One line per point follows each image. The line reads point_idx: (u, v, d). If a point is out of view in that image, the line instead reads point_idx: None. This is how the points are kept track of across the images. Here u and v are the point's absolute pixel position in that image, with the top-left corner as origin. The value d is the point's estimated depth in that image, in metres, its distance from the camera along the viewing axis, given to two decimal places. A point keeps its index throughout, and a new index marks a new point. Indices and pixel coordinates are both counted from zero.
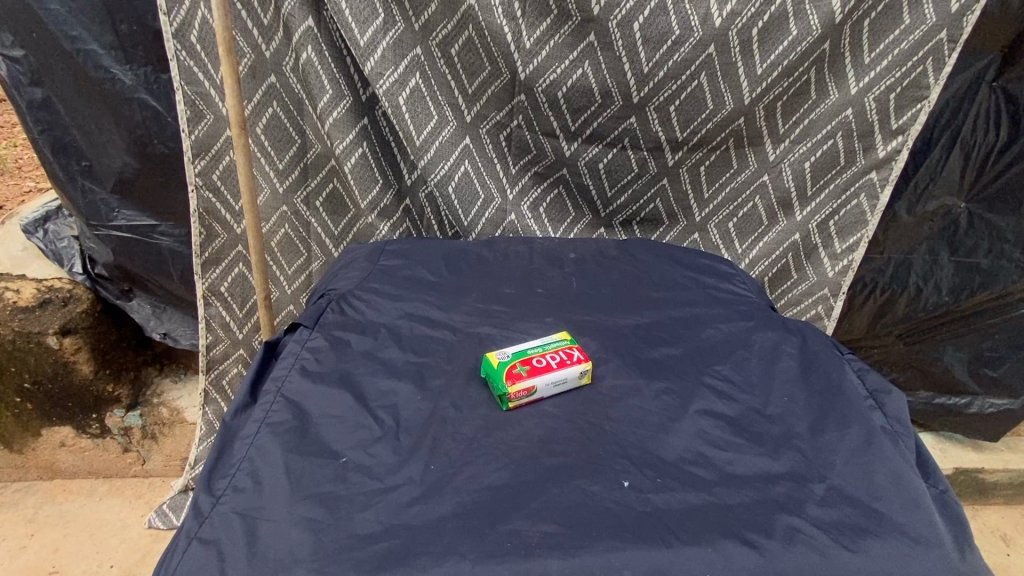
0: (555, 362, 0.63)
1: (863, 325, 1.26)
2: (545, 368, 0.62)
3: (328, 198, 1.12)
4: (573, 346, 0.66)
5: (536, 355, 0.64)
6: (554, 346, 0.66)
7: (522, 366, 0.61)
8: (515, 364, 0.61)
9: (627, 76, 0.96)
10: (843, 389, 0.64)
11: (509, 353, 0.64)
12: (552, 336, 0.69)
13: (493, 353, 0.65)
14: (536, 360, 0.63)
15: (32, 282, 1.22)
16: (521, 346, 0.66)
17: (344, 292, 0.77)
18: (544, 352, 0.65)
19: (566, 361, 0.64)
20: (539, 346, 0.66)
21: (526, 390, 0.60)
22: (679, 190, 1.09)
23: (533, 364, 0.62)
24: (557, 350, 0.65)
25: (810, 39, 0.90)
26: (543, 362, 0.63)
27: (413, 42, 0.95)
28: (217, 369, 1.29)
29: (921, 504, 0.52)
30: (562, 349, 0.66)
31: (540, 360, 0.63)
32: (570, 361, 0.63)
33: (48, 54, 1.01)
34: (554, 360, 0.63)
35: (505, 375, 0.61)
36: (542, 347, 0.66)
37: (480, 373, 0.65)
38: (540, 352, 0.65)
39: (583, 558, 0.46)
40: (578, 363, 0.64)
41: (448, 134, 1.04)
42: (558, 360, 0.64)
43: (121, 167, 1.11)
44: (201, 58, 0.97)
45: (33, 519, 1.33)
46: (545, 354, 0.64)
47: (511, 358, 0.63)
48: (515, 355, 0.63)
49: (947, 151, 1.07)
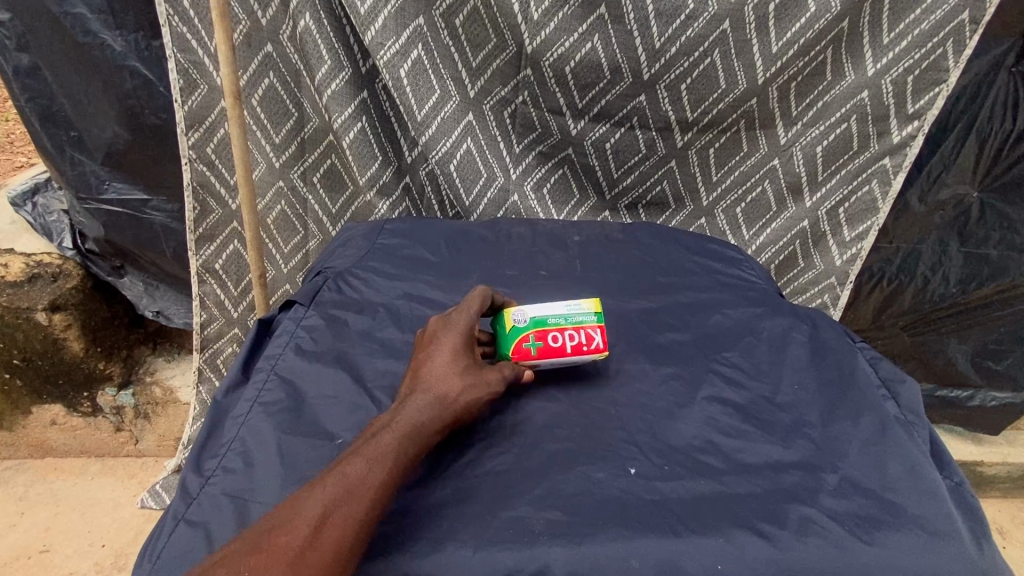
0: (570, 346, 0.58)
1: (869, 314, 1.24)
2: (556, 352, 0.58)
3: (325, 175, 1.09)
4: (599, 325, 0.59)
5: (553, 330, 0.58)
6: (578, 320, 0.59)
7: (533, 344, 0.57)
8: (526, 339, 0.57)
9: (638, 51, 0.92)
10: (857, 378, 0.62)
11: (529, 317, 0.58)
12: (584, 300, 0.59)
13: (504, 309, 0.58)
14: (552, 337, 0.58)
15: (20, 257, 1.18)
16: (541, 310, 0.58)
17: (340, 270, 0.74)
18: (566, 326, 0.58)
19: (583, 347, 0.58)
20: (561, 316, 0.58)
21: (527, 368, 0.58)
22: (687, 174, 1.06)
23: (542, 346, 0.57)
24: (579, 328, 0.58)
25: (829, 16, 0.86)
26: (557, 343, 0.58)
27: (415, 12, 0.92)
28: (210, 348, 1.26)
29: (938, 496, 0.50)
30: (585, 329, 0.58)
31: (554, 340, 0.58)
32: (585, 350, 0.58)
33: (35, 17, 0.97)
34: (570, 343, 0.58)
35: (508, 348, 0.58)
36: (564, 318, 0.58)
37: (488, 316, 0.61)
38: (558, 327, 0.58)
39: (589, 548, 0.44)
40: (593, 352, 0.59)
41: (450, 110, 1.00)
42: (573, 345, 0.58)
43: (111, 138, 1.08)
44: (194, 25, 0.93)
45: (24, 497, 1.31)
46: (563, 331, 0.58)
47: (523, 329, 0.58)
48: (534, 323, 0.58)
49: (963, 138, 1.04)
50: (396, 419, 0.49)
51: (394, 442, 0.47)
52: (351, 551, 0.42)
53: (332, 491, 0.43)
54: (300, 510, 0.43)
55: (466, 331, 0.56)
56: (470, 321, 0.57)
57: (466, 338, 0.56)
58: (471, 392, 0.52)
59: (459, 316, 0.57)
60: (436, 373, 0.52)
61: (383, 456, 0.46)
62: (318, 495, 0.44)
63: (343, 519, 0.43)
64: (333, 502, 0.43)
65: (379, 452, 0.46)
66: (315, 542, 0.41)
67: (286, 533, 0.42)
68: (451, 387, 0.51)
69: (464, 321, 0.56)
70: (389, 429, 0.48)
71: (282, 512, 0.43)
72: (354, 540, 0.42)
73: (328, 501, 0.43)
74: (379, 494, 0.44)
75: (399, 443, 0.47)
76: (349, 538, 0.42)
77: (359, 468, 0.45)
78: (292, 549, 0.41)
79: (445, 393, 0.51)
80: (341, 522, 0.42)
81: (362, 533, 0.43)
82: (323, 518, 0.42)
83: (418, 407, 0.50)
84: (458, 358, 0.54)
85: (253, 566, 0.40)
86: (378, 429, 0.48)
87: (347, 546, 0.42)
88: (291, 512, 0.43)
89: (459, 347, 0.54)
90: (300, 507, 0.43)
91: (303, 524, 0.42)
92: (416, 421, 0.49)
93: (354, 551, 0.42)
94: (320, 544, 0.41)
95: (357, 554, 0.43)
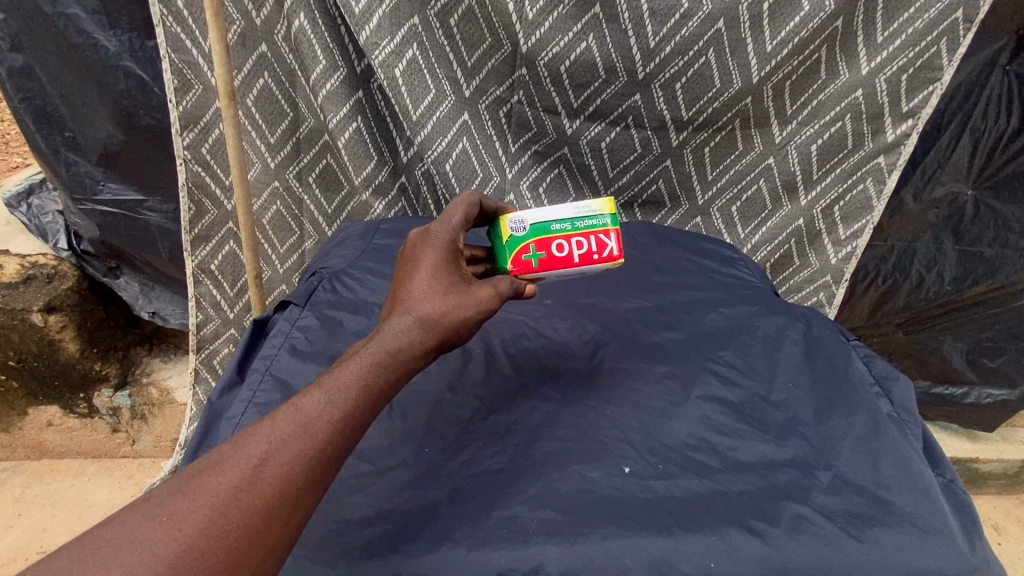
0: (569, 253, 0.63)
1: (864, 312, 1.25)
2: (555, 260, 0.63)
3: (321, 174, 1.09)
4: (597, 233, 0.64)
5: (551, 240, 0.63)
6: (585, 226, 0.64)
7: (534, 254, 0.63)
8: (528, 250, 0.63)
9: (633, 50, 0.92)
10: (850, 376, 0.62)
11: (529, 227, 0.63)
12: (587, 206, 0.64)
13: (510, 218, 0.63)
14: (552, 245, 0.63)
15: (15, 258, 1.17)
16: (547, 216, 0.63)
17: (336, 270, 0.74)
18: (565, 235, 0.63)
19: (582, 254, 0.64)
20: (568, 222, 0.63)
21: (529, 277, 0.64)
22: (683, 172, 1.06)
23: (550, 253, 0.63)
24: (586, 234, 0.64)
25: (822, 15, 0.87)
26: (557, 251, 0.63)
27: (410, 11, 0.91)
28: (207, 349, 1.26)
29: (930, 493, 0.51)
30: (593, 235, 0.64)
31: (561, 247, 0.63)
32: (584, 257, 0.64)
33: (28, 18, 0.96)
34: (570, 252, 0.63)
35: (517, 257, 0.63)
36: (571, 224, 0.63)
37: (493, 224, 0.66)
38: (565, 234, 0.63)
39: (582, 546, 0.44)
40: (594, 258, 0.64)
41: (446, 109, 1.00)
42: (582, 251, 0.64)
43: (106, 138, 1.07)
44: (188, 24, 0.93)
45: (20, 499, 1.31)
46: (570, 238, 0.63)
47: (530, 237, 0.63)
48: (534, 233, 0.63)
49: (957, 136, 1.05)
50: (369, 344, 0.48)
51: (357, 371, 0.45)
52: (303, 481, 0.41)
53: (287, 419, 0.42)
54: (253, 437, 0.42)
55: (446, 253, 0.55)
56: (452, 237, 0.57)
57: (448, 254, 0.56)
58: (447, 316, 0.51)
59: (441, 233, 0.57)
60: (412, 298, 0.51)
61: (343, 386, 0.44)
62: (273, 422, 0.42)
63: (295, 447, 0.41)
64: (295, 432, 0.42)
65: (340, 382, 0.45)
66: (265, 467, 0.40)
67: (235, 459, 0.41)
68: (431, 307, 0.51)
69: (444, 238, 0.56)
70: (355, 358, 0.46)
71: (236, 438, 0.42)
72: (307, 470, 0.41)
73: (290, 430, 0.42)
74: (335, 426, 0.43)
75: (363, 372, 0.45)
76: (301, 467, 0.41)
77: (318, 398, 0.44)
78: (248, 481, 0.40)
79: (419, 316, 0.50)
80: (292, 451, 0.41)
81: (316, 464, 0.42)
82: (275, 445, 0.41)
83: (388, 334, 0.48)
84: (436, 282, 0.53)
85: (199, 489, 0.39)
86: (349, 357, 0.47)
87: (298, 474, 0.41)
88: (245, 437, 0.42)
89: (440, 266, 0.54)
90: (254, 433, 0.42)
91: (254, 450, 0.41)
92: (391, 346, 0.47)
93: (307, 481, 0.41)
94: (270, 471, 0.40)
95: (310, 486, 0.41)
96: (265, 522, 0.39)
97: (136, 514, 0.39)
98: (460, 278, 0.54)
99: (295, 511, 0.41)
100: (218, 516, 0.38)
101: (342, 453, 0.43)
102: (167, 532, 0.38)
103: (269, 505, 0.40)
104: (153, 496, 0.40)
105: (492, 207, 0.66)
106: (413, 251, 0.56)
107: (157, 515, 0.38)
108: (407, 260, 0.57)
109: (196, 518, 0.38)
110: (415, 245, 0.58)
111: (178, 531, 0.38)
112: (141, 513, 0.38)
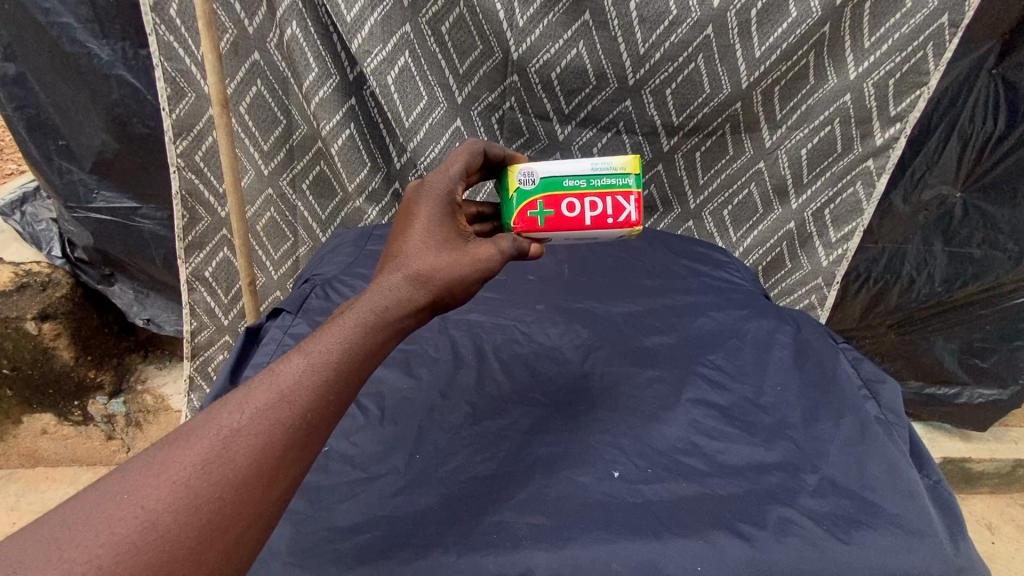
0: (581, 215, 0.61)
1: (856, 314, 1.26)
2: (562, 220, 0.61)
3: (315, 181, 1.09)
4: (613, 194, 0.61)
5: (561, 198, 0.61)
6: (601, 185, 0.61)
7: (542, 210, 0.61)
8: (536, 205, 0.61)
9: (622, 57, 0.93)
10: (838, 379, 0.63)
11: (539, 181, 0.61)
12: (606, 164, 0.61)
13: (521, 169, 0.61)
14: (562, 203, 0.61)
15: (9, 266, 1.18)
16: (560, 172, 0.61)
17: (328, 277, 0.75)
18: (577, 193, 0.61)
19: (594, 216, 0.61)
20: (583, 180, 0.61)
21: (535, 237, 0.63)
22: (674, 177, 1.07)
23: (559, 212, 0.61)
24: (601, 195, 0.61)
25: (809, 22, 0.87)
26: (566, 211, 0.61)
27: (402, 19, 0.92)
28: (202, 355, 1.27)
29: (915, 494, 0.51)
30: (609, 196, 0.61)
31: (572, 207, 0.61)
32: (597, 220, 0.61)
33: (21, 27, 0.97)
34: (581, 213, 0.61)
35: (523, 212, 0.61)
36: (586, 183, 0.61)
37: (502, 174, 0.64)
38: (579, 192, 0.61)
39: (571, 551, 0.44)
40: (607, 223, 0.62)
41: (438, 116, 1.01)
42: (594, 213, 0.61)
43: (99, 146, 1.08)
44: (180, 33, 0.93)
45: (15, 507, 1.31)
46: (583, 197, 0.61)
47: (540, 192, 0.61)
48: (544, 188, 0.61)
49: (945, 139, 1.06)
50: (355, 307, 0.48)
51: (338, 336, 0.45)
52: (279, 449, 0.40)
53: (266, 387, 0.42)
54: (225, 408, 0.41)
55: (432, 216, 0.55)
56: (448, 193, 0.57)
57: (444, 213, 0.56)
58: (431, 279, 0.51)
59: (429, 195, 0.57)
60: (396, 263, 0.51)
61: (321, 352, 0.44)
62: (248, 392, 0.42)
63: (271, 415, 0.41)
64: (274, 398, 0.41)
65: (317, 348, 0.44)
66: (240, 437, 0.39)
67: (206, 431, 0.40)
68: (422, 266, 0.51)
69: (432, 202, 0.56)
70: (334, 325, 0.46)
71: (208, 410, 0.41)
72: (284, 439, 0.40)
73: (269, 397, 0.41)
74: (313, 392, 0.42)
75: (343, 337, 0.45)
76: (277, 436, 0.40)
77: (294, 365, 0.43)
78: (222, 451, 0.39)
79: (403, 279, 0.50)
80: (269, 419, 0.41)
81: (293, 432, 0.41)
82: (249, 414, 0.40)
83: (370, 298, 0.48)
84: (420, 245, 0.53)
85: (166, 463, 0.38)
86: (333, 320, 0.47)
87: (274, 443, 0.40)
88: (218, 408, 0.41)
89: (433, 225, 0.55)
90: (228, 404, 0.41)
91: (227, 421, 0.40)
92: (376, 307, 0.47)
93: (283, 450, 0.40)
94: (244, 440, 0.39)
95: (287, 456, 0.40)
96: (239, 494, 0.38)
97: (96, 493, 0.37)
98: (446, 241, 0.54)
99: (272, 482, 0.39)
100: (187, 490, 0.37)
101: (322, 421, 0.42)
102: (128, 509, 0.36)
103: (243, 477, 0.38)
104: (114, 475, 0.38)
105: (501, 155, 0.66)
106: (408, 210, 0.57)
107: (119, 492, 0.37)
108: (394, 227, 0.57)
109: (162, 492, 0.37)
110: (401, 212, 0.58)
111: (141, 508, 0.36)
112: (101, 493, 0.37)
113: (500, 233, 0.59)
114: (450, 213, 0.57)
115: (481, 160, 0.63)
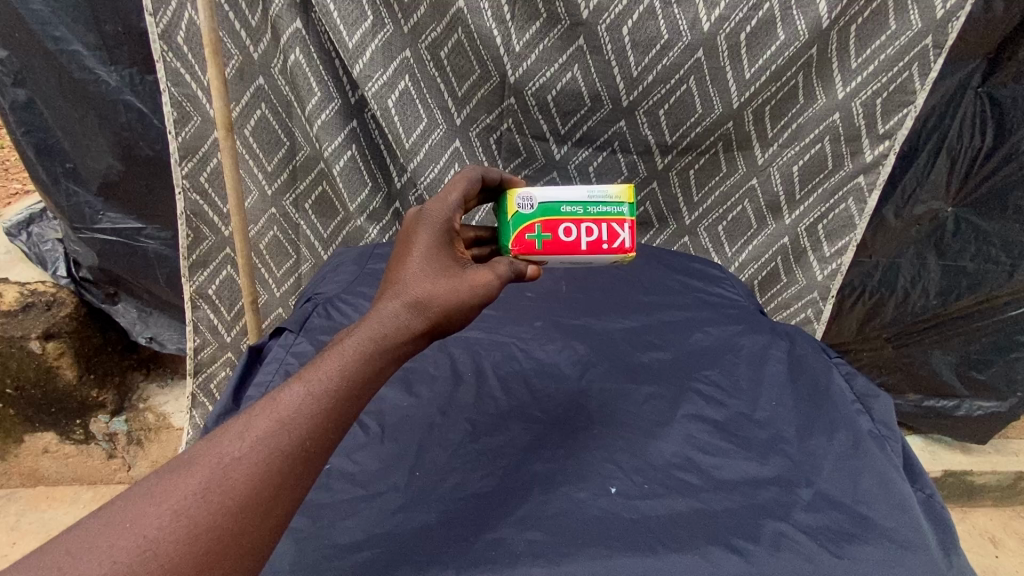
0: (580, 242, 0.63)
1: (852, 328, 1.28)
2: (559, 246, 0.63)
3: (317, 201, 1.12)
4: (611, 221, 0.63)
5: (559, 222, 0.63)
6: (597, 213, 0.63)
7: (541, 235, 0.63)
8: (535, 230, 0.63)
9: (616, 79, 0.96)
10: (831, 394, 0.64)
11: (538, 206, 0.63)
12: (607, 190, 0.62)
13: (520, 194, 0.63)
14: (561, 229, 0.63)
15: (14, 286, 1.21)
16: (559, 197, 0.62)
17: (329, 296, 0.76)
18: (575, 220, 0.63)
19: (594, 243, 0.63)
20: (580, 206, 0.62)
21: (534, 263, 0.64)
22: (669, 195, 1.09)
23: (557, 237, 0.63)
24: (597, 222, 0.63)
25: (796, 45, 0.90)
26: (565, 237, 0.63)
27: (402, 45, 0.95)
28: (204, 372, 1.28)
29: (907, 508, 0.52)
30: (604, 223, 0.63)
31: (569, 232, 0.63)
32: (598, 247, 0.63)
33: (31, 55, 1.00)
34: (580, 239, 0.63)
35: (521, 235, 0.63)
36: (583, 209, 0.62)
37: (501, 197, 0.66)
38: (576, 218, 0.62)
39: (567, 567, 0.45)
40: (607, 251, 0.63)
41: (437, 138, 1.04)
42: (590, 239, 0.63)
43: (105, 169, 1.10)
44: (187, 59, 0.96)
45: (14, 527, 1.30)
46: (580, 223, 0.63)
47: (537, 216, 0.63)
48: (542, 214, 0.63)
49: (933, 156, 1.08)
50: (354, 333, 0.49)
51: (336, 363, 0.46)
52: (278, 477, 0.41)
53: (266, 414, 0.43)
54: (227, 436, 0.42)
55: (431, 243, 0.57)
56: (446, 219, 0.59)
57: (443, 240, 0.58)
58: (430, 305, 0.52)
59: (429, 219, 0.59)
60: (396, 289, 0.53)
61: (322, 379, 0.45)
62: (249, 419, 0.43)
63: (271, 443, 0.42)
64: (275, 426, 0.42)
65: (317, 376, 0.45)
66: (241, 464, 0.40)
67: (207, 459, 0.41)
68: (421, 292, 0.52)
69: (432, 226, 0.58)
70: (334, 352, 0.47)
71: (209, 437, 0.42)
72: (284, 467, 0.41)
73: (269, 424, 0.42)
74: (314, 420, 0.43)
75: (342, 365, 0.46)
76: (276, 465, 0.41)
77: (294, 393, 0.44)
78: (222, 479, 0.40)
79: (402, 306, 0.51)
80: (269, 447, 0.42)
81: (293, 461, 0.42)
82: (249, 443, 0.42)
83: (369, 325, 0.49)
84: (419, 272, 0.54)
85: (168, 491, 0.39)
86: (333, 347, 0.48)
87: (273, 471, 0.41)
88: (219, 436, 0.42)
89: (433, 250, 0.56)
90: (229, 432, 0.42)
91: (229, 449, 0.41)
92: (375, 334, 0.49)
93: (283, 478, 0.41)
94: (244, 469, 0.40)
95: (286, 484, 0.41)
96: (238, 522, 0.39)
97: (99, 518, 0.38)
98: (444, 268, 0.55)
99: (271, 510, 0.40)
100: (188, 519, 0.38)
101: (321, 448, 0.43)
102: (130, 538, 0.37)
103: (243, 505, 0.39)
104: (116, 502, 0.39)
105: (498, 177, 0.68)
106: (409, 232, 0.58)
107: (121, 520, 0.37)
108: (394, 252, 0.58)
109: (164, 521, 0.38)
110: (401, 238, 0.59)
111: (144, 536, 0.37)
112: (104, 519, 0.38)
113: (498, 257, 0.60)
114: (447, 241, 0.58)
115: (479, 184, 0.66)
